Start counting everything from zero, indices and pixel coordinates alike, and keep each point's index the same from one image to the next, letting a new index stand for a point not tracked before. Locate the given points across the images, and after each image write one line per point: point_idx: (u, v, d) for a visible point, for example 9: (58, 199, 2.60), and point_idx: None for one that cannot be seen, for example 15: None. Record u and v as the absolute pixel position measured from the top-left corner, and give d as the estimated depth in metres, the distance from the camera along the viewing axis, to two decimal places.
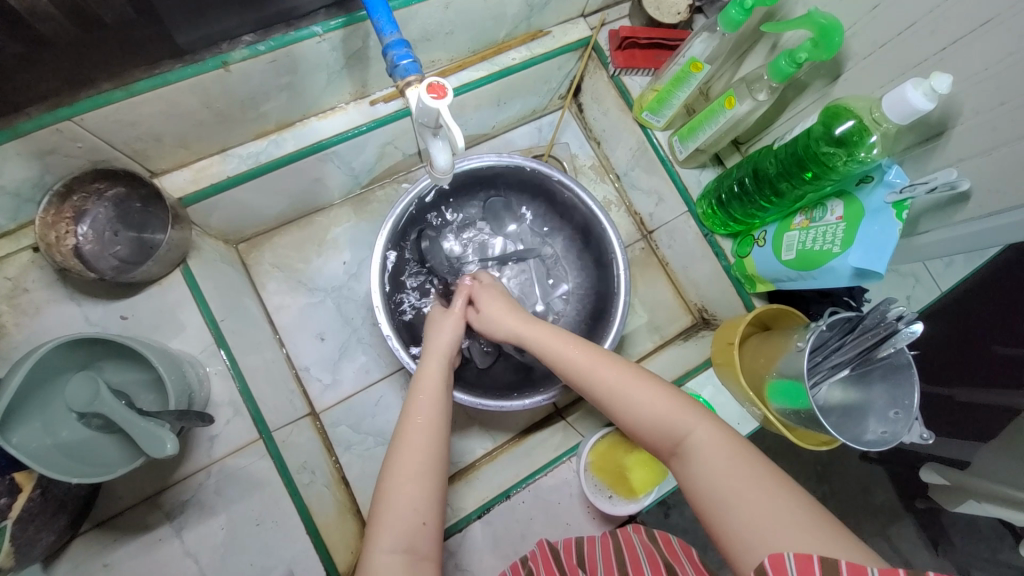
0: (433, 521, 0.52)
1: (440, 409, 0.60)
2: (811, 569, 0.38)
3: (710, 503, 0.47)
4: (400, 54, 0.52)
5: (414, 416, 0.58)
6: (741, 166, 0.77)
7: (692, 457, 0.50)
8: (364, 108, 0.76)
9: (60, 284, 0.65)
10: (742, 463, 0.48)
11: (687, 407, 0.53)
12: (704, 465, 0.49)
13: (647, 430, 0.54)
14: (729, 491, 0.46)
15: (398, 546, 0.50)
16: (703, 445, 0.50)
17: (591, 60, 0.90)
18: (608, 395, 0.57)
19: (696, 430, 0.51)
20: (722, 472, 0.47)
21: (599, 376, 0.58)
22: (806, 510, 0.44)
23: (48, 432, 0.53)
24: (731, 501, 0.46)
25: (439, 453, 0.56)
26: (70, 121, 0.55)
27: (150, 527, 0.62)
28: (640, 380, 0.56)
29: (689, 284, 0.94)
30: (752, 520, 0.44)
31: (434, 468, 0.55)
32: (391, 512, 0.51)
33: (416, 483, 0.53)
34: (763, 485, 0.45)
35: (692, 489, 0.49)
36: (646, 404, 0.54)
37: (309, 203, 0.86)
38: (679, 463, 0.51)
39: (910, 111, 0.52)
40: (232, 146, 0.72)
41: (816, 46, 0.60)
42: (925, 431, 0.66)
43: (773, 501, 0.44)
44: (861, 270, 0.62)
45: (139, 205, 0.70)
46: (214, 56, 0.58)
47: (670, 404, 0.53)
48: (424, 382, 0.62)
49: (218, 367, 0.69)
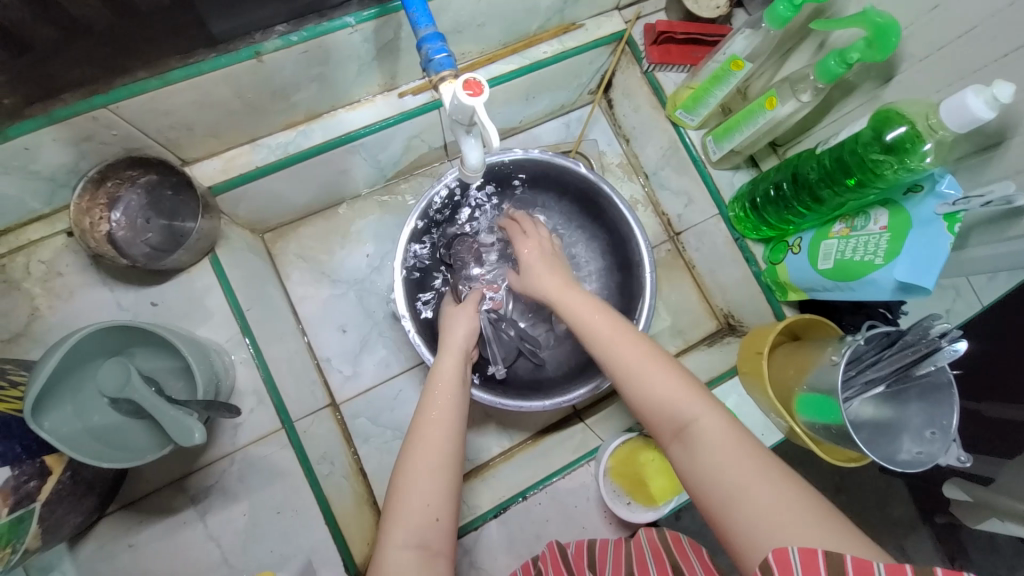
0: (446, 518, 0.52)
1: (455, 403, 0.60)
2: (814, 564, 0.38)
3: (710, 492, 0.45)
4: (435, 48, 0.51)
5: (429, 413, 0.58)
6: (779, 170, 0.74)
7: (697, 444, 0.47)
8: (392, 100, 0.75)
9: (93, 269, 0.66)
10: (749, 455, 0.45)
11: (696, 392, 0.50)
12: (710, 453, 0.46)
13: (650, 411, 0.51)
14: (732, 485, 0.44)
15: (411, 542, 0.50)
16: (711, 433, 0.47)
17: (624, 54, 0.87)
18: (621, 372, 0.54)
19: (701, 417, 0.48)
20: (726, 463, 0.45)
21: (611, 351, 0.56)
22: (811, 506, 0.42)
23: (80, 416, 0.54)
24: (735, 497, 0.43)
25: (455, 447, 0.56)
26: (106, 109, 0.56)
27: (174, 511, 0.63)
28: (649, 360, 0.53)
29: (716, 289, 0.91)
30: (755, 515, 0.42)
31: (447, 464, 0.54)
32: (404, 508, 0.51)
33: (429, 479, 0.53)
34: (769, 480, 0.43)
35: (694, 478, 0.47)
36: (655, 384, 0.51)
37: (334, 195, 0.86)
38: (680, 448, 0.48)
39: (970, 119, 0.49)
40: (262, 136, 0.72)
41: (870, 47, 0.57)
42: (964, 454, 0.64)
43: (780, 499, 0.42)
44: (905, 284, 0.59)
45: (170, 193, 0.71)
46: (247, 46, 0.58)
47: (679, 388, 0.51)
48: (439, 379, 0.62)
49: (242, 355, 0.69)
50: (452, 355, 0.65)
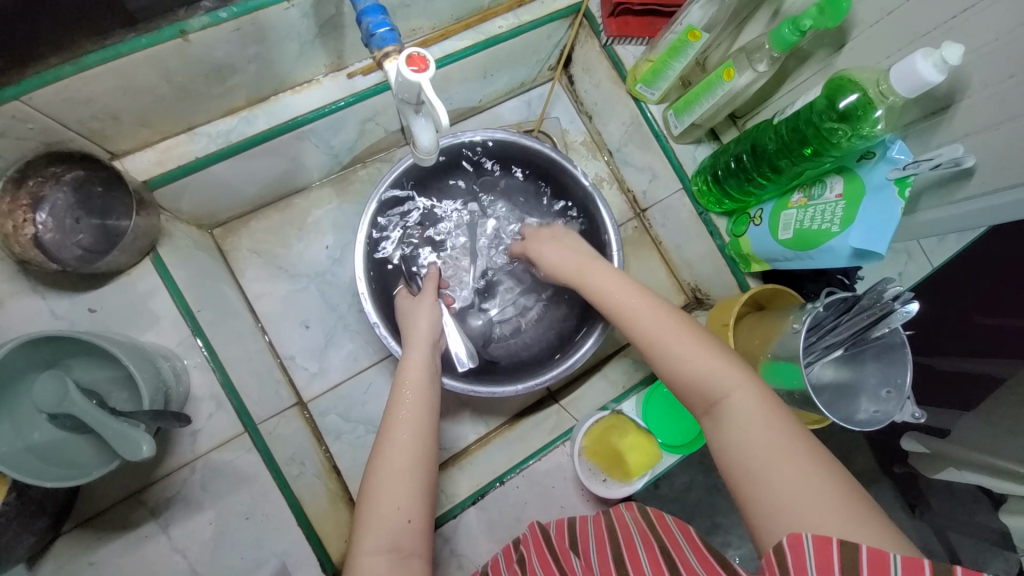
0: (418, 519, 0.51)
1: (427, 398, 0.59)
2: (829, 551, 0.38)
3: (741, 469, 0.46)
4: (377, 22, 0.48)
5: (398, 412, 0.57)
6: (738, 141, 0.74)
7: (728, 420, 0.49)
8: (342, 81, 0.71)
9: (22, 276, 0.60)
10: (780, 433, 0.47)
11: (734, 369, 0.52)
12: (741, 428, 0.48)
13: (683, 384, 0.53)
14: (761, 463, 0.45)
15: (383, 546, 0.49)
16: (743, 411, 0.49)
17: (582, 28, 0.85)
18: (654, 342, 0.56)
19: (734, 394, 0.50)
20: (760, 439, 0.46)
21: (648, 321, 0.57)
22: (834, 488, 0.43)
23: (18, 434, 0.50)
24: (763, 475, 0.45)
25: (426, 445, 0.55)
26: (18, 101, 0.51)
27: (134, 525, 0.60)
28: (688, 334, 0.55)
29: (682, 264, 0.92)
30: (781, 491, 0.43)
31: (421, 463, 0.54)
32: (374, 513, 0.50)
33: (401, 481, 0.52)
34: (796, 463, 0.44)
35: (722, 451, 0.49)
36: (694, 359, 0.53)
37: (286, 185, 0.81)
38: (710, 422, 0.50)
39: (919, 83, 0.49)
40: (200, 124, 0.67)
41: (822, 13, 0.57)
42: (918, 410, 0.66)
43: (803, 483, 0.43)
44: (860, 250, 0.60)
45: (100, 189, 0.65)
46: (170, 24, 0.53)
47: (716, 365, 0.52)
48: (408, 373, 0.61)
49: (196, 360, 0.65)
50: (421, 349, 0.64)
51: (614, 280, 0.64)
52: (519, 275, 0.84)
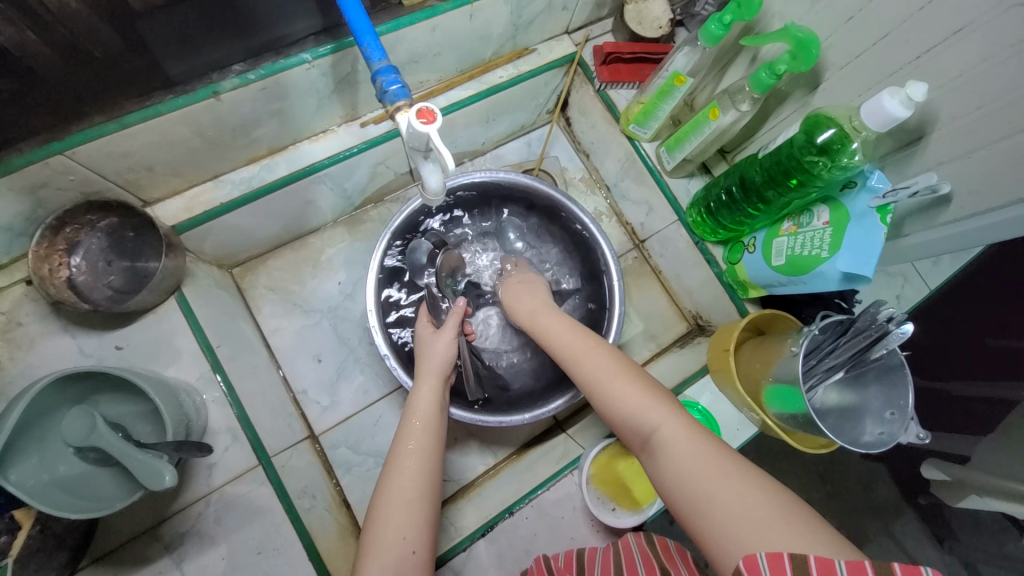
0: (423, 550, 0.52)
1: (432, 431, 0.60)
2: (781, 566, 0.39)
3: (683, 504, 0.46)
4: (389, 79, 0.52)
5: (406, 444, 0.58)
6: (728, 175, 0.78)
7: (658, 452, 0.50)
8: (354, 130, 0.77)
9: (54, 316, 0.65)
10: (705, 457, 0.47)
11: (659, 402, 0.53)
12: (671, 456, 0.48)
13: (620, 423, 0.55)
14: (696, 492, 0.45)
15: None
16: (669, 440, 0.49)
17: (577, 75, 0.92)
18: (588, 381, 0.59)
19: (661, 424, 0.51)
20: (689, 464, 0.47)
21: (588, 361, 0.60)
22: (771, 503, 0.43)
23: (45, 467, 0.52)
24: (703, 503, 0.45)
25: (434, 478, 0.56)
26: (62, 155, 0.56)
27: (148, 561, 0.61)
28: (617, 370, 0.57)
29: (683, 292, 0.95)
30: (720, 515, 0.43)
31: (426, 494, 0.55)
32: (381, 542, 0.51)
33: (405, 511, 0.53)
34: (729, 482, 0.45)
35: (663, 486, 0.49)
36: (621, 393, 0.55)
37: (301, 226, 0.86)
38: (646, 456, 0.51)
39: (889, 119, 0.52)
40: (225, 172, 0.73)
41: (794, 59, 0.62)
42: (922, 431, 0.66)
43: (743, 504, 0.43)
44: (849, 274, 0.62)
45: (132, 234, 0.70)
46: (204, 86, 0.59)
47: (641, 398, 0.54)
48: (417, 405, 0.62)
49: (214, 394, 0.68)
50: (429, 379, 0.66)
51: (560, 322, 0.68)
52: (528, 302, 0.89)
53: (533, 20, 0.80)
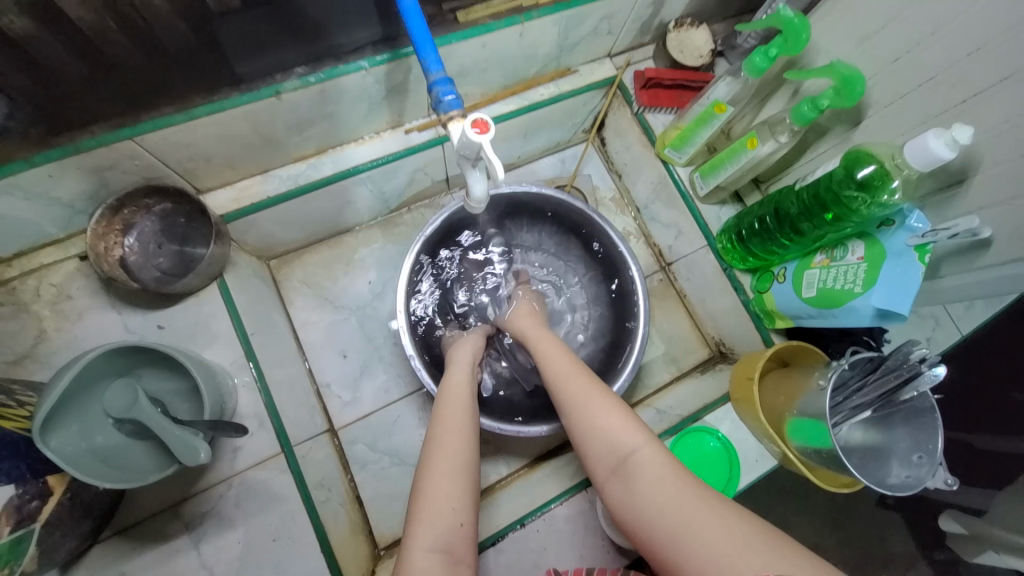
0: (470, 522, 0.52)
1: (471, 413, 0.61)
2: None
3: (655, 529, 0.46)
4: (445, 90, 0.55)
5: (446, 418, 0.60)
6: (762, 205, 0.78)
7: (635, 474, 0.50)
8: (399, 136, 0.80)
9: (104, 292, 0.68)
10: (684, 487, 0.47)
11: (635, 426, 0.54)
12: (648, 482, 0.49)
13: (593, 445, 0.54)
14: (675, 516, 0.45)
15: (437, 545, 0.49)
16: (647, 466, 0.50)
17: (616, 97, 0.94)
18: (568, 402, 0.59)
19: (639, 448, 0.52)
20: (663, 490, 0.48)
21: (566, 382, 0.60)
22: (751, 524, 0.43)
23: (83, 436, 0.54)
24: (679, 529, 0.44)
25: (471, 454, 0.57)
26: (132, 140, 0.59)
27: (168, 537, 0.63)
28: (596, 391, 0.58)
29: (707, 318, 0.95)
30: (696, 539, 0.43)
31: (467, 467, 0.55)
32: (429, 508, 0.51)
33: (451, 483, 0.53)
34: (707, 507, 0.45)
35: (635, 511, 0.48)
36: (598, 415, 0.56)
37: (338, 225, 0.89)
38: (620, 480, 0.51)
39: (932, 159, 0.53)
40: (274, 168, 0.76)
41: (838, 94, 0.63)
42: (951, 477, 0.65)
43: (721, 527, 0.43)
44: (883, 311, 0.62)
45: (183, 220, 0.73)
46: (268, 86, 0.62)
47: (618, 421, 0.54)
48: (453, 386, 0.65)
49: (245, 379, 0.70)
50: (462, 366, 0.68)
51: (544, 341, 0.68)
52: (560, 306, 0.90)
53: (577, 43, 0.82)
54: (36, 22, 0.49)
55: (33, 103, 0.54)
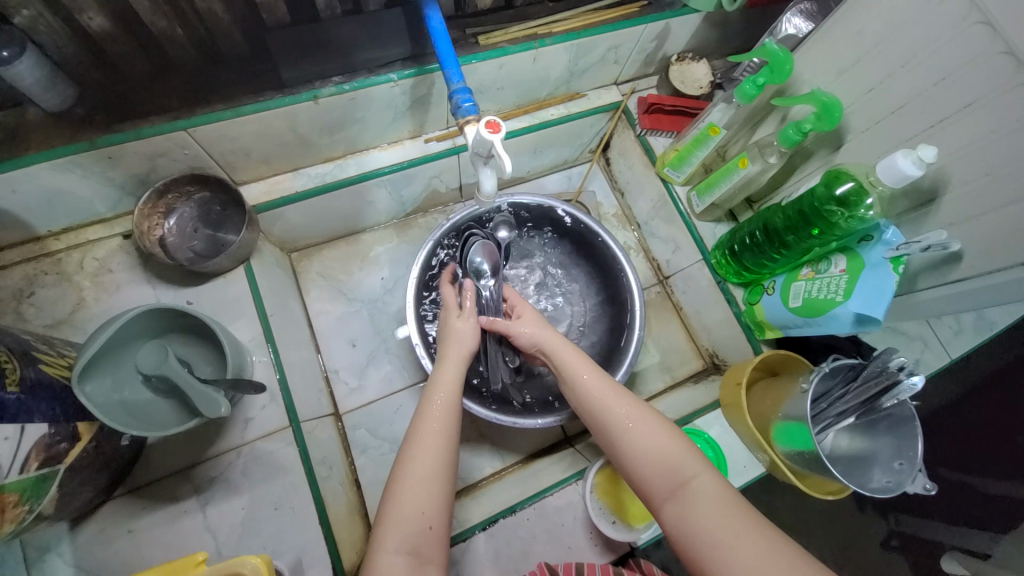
0: (439, 526, 0.56)
1: (451, 416, 0.63)
2: None
3: (704, 551, 0.50)
4: (463, 98, 0.62)
5: (429, 420, 0.61)
6: (752, 221, 0.83)
7: (693, 499, 0.53)
8: (418, 145, 0.88)
9: (141, 268, 0.75)
10: (742, 516, 0.51)
11: (688, 452, 0.57)
12: (704, 508, 0.52)
13: (647, 469, 0.57)
14: (727, 542, 0.49)
15: (403, 548, 0.53)
16: (706, 492, 0.53)
17: (621, 121, 1.02)
18: (613, 425, 0.61)
19: (698, 475, 0.55)
20: (717, 517, 0.51)
21: (611, 404, 0.63)
22: (771, 550, 0.48)
23: (115, 388, 0.59)
24: (732, 548, 0.49)
25: (449, 460, 0.59)
26: (185, 131, 0.66)
27: (177, 499, 0.66)
28: (646, 418, 0.60)
29: (701, 329, 0.99)
30: (742, 561, 0.48)
31: (442, 473, 0.58)
32: (398, 512, 0.55)
33: (423, 489, 0.56)
34: (757, 535, 0.49)
35: (685, 534, 0.52)
36: (649, 441, 0.58)
37: (358, 223, 0.95)
38: (675, 503, 0.54)
39: (901, 176, 0.58)
40: (304, 166, 0.83)
41: (819, 119, 0.69)
42: (928, 482, 0.66)
43: (769, 555, 0.47)
44: (863, 319, 0.66)
45: (218, 208, 0.80)
46: (307, 90, 0.69)
47: (674, 446, 0.57)
48: (442, 385, 0.66)
49: (262, 357, 0.74)
50: (455, 364, 0.69)
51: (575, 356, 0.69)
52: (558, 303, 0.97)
53: (586, 69, 0.90)
54: (110, 22, 0.59)
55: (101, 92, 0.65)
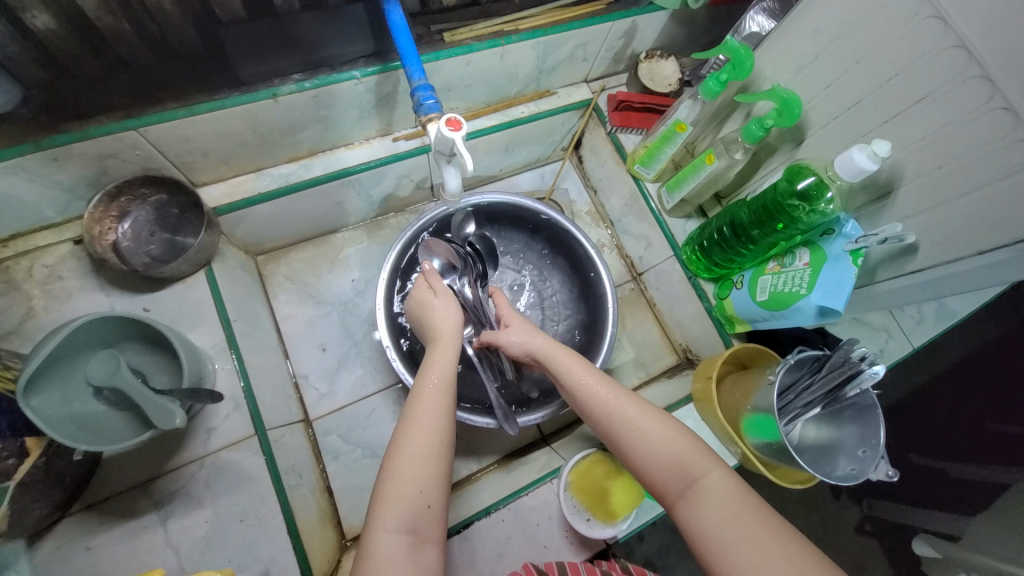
0: (437, 506, 0.55)
1: (446, 401, 0.61)
2: None
3: (712, 548, 0.50)
4: (426, 95, 0.61)
5: (428, 403, 0.60)
6: (719, 216, 0.84)
7: (703, 497, 0.53)
8: (387, 143, 0.86)
9: (93, 275, 0.71)
10: (752, 512, 0.51)
11: (699, 449, 0.57)
12: (714, 504, 0.52)
13: (657, 469, 0.57)
14: (737, 535, 0.49)
15: (403, 526, 0.52)
16: (717, 489, 0.53)
17: (592, 118, 1.02)
18: (620, 426, 0.60)
19: (708, 474, 0.55)
20: (726, 512, 0.51)
21: (617, 405, 0.62)
22: (780, 540, 0.48)
23: (65, 402, 0.56)
24: (740, 542, 0.49)
25: (445, 443, 0.58)
26: (135, 131, 0.63)
27: (136, 514, 0.64)
28: (657, 419, 0.60)
29: (674, 325, 1.00)
30: (750, 554, 0.48)
31: (440, 453, 0.57)
32: (395, 494, 0.53)
33: (422, 468, 0.55)
34: (766, 530, 0.49)
35: (695, 530, 0.52)
36: (658, 441, 0.58)
37: (328, 224, 0.93)
38: (686, 503, 0.54)
39: (857, 170, 0.59)
40: (267, 166, 0.81)
41: (780, 115, 0.70)
42: (890, 470, 0.68)
43: (776, 546, 0.48)
44: (825, 311, 0.67)
45: (176, 211, 0.77)
46: (266, 89, 0.68)
47: (687, 446, 0.57)
48: (435, 367, 0.64)
49: (225, 364, 0.72)
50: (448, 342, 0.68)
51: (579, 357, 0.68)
52: (539, 297, 0.97)
53: (556, 66, 0.90)
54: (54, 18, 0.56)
55: (45, 92, 0.61)
